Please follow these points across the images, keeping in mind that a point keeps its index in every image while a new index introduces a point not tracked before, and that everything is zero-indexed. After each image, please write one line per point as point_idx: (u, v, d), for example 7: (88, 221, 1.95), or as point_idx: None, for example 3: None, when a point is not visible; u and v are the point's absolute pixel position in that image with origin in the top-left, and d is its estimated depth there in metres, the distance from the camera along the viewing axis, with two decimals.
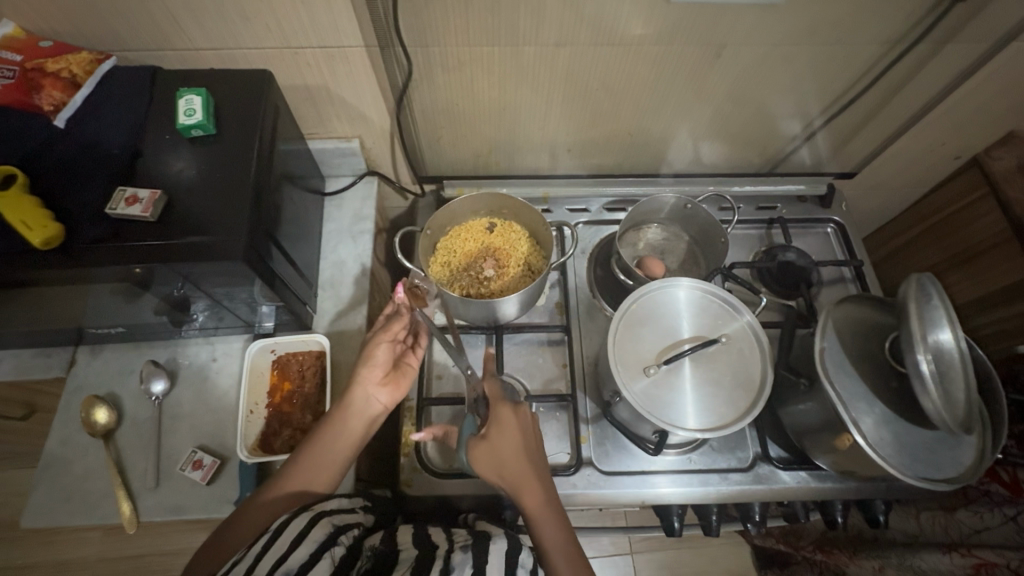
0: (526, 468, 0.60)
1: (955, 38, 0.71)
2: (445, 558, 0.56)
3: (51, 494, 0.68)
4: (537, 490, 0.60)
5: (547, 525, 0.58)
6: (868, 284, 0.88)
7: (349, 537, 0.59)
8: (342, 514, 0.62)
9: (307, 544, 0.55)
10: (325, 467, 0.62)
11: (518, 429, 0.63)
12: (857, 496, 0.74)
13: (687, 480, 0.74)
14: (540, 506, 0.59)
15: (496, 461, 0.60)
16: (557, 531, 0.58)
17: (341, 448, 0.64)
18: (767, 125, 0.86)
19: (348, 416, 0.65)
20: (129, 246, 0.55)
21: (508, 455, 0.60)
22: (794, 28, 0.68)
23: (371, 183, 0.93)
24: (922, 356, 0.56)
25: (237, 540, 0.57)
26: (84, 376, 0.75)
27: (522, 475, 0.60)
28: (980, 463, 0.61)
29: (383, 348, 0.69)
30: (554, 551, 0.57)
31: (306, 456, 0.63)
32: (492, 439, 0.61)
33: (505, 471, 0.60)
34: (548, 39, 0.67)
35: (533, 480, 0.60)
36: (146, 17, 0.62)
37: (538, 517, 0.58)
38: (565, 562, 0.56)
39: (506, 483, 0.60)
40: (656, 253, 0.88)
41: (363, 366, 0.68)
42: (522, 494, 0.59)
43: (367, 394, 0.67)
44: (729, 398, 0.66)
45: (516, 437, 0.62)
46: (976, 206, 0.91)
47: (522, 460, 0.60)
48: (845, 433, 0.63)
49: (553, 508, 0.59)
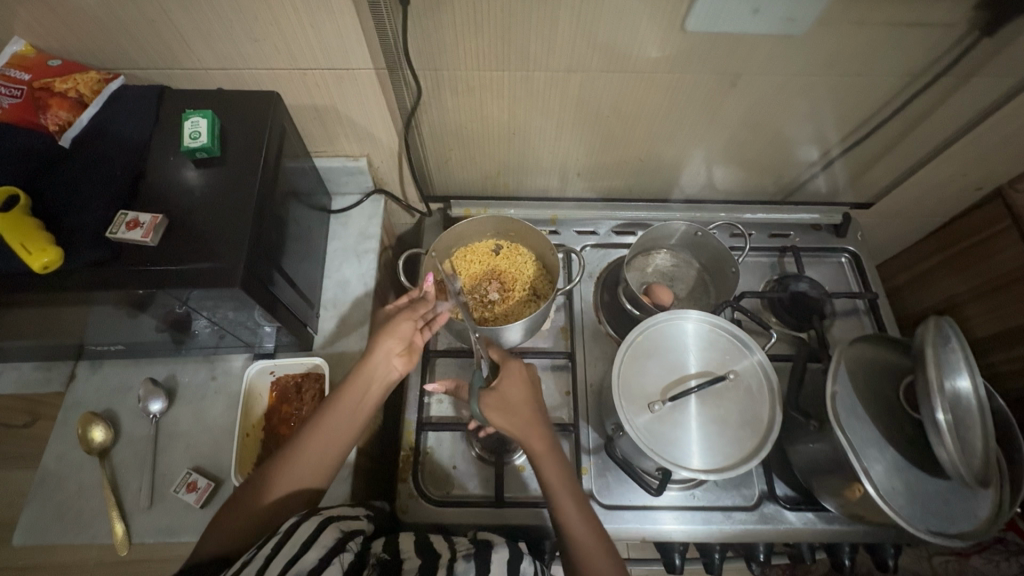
0: (535, 417, 0.62)
1: (980, 72, 0.69)
2: (448, 567, 0.55)
3: (46, 510, 0.68)
4: (543, 436, 0.62)
5: (553, 469, 0.61)
6: (883, 317, 0.86)
7: (356, 544, 0.56)
8: (347, 519, 0.59)
9: (318, 548, 0.52)
10: (337, 437, 0.62)
11: (525, 382, 0.65)
12: (866, 540, 0.72)
13: (689, 517, 0.72)
14: (545, 449, 0.61)
15: (507, 409, 0.62)
16: (561, 474, 0.61)
17: (354, 416, 0.63)
18: (783, 152, 0.84)
19: (364, 384, 0.65)
20: (127, 270, 0.54)
21: (517, 403, 0.63)
22: (812, 58, 0.66)
23: (378, 202, 0.92)
24: (938, 406, 0.54)
25: (254, 527, 0.56)
26: (83, 392, 0.75)
27: (532, 421, 0.62)
28: (997, 516, 0.58)
29: (411, 327, 0.70)
30: (560, 491, 0.60)
31: (316, 431, 0.61)
32: (501, 389, 0.63)
33: (515, 417, 0.62)
34: (560, 64, 0.66)
35: (540, 426, 0.62)
36: (155, 37, 0.62)
37: (543, 459, 0.61)
38: (570, 501, 0.59)
39: (516, 428, 0.61)
40: (665, 279, 0.86)
41: (387, 337, 0.68)
42: (528, 439, 0.61)
43: (386, 357, 0.68)
44: (736, 437, 0.64)
45: (524, 389, 0.65)
46: (998, 238, 0.88)
47: (530, 408, 0.63)
48: (857, 483, 0.61)
49: (557, 453, 0.62)
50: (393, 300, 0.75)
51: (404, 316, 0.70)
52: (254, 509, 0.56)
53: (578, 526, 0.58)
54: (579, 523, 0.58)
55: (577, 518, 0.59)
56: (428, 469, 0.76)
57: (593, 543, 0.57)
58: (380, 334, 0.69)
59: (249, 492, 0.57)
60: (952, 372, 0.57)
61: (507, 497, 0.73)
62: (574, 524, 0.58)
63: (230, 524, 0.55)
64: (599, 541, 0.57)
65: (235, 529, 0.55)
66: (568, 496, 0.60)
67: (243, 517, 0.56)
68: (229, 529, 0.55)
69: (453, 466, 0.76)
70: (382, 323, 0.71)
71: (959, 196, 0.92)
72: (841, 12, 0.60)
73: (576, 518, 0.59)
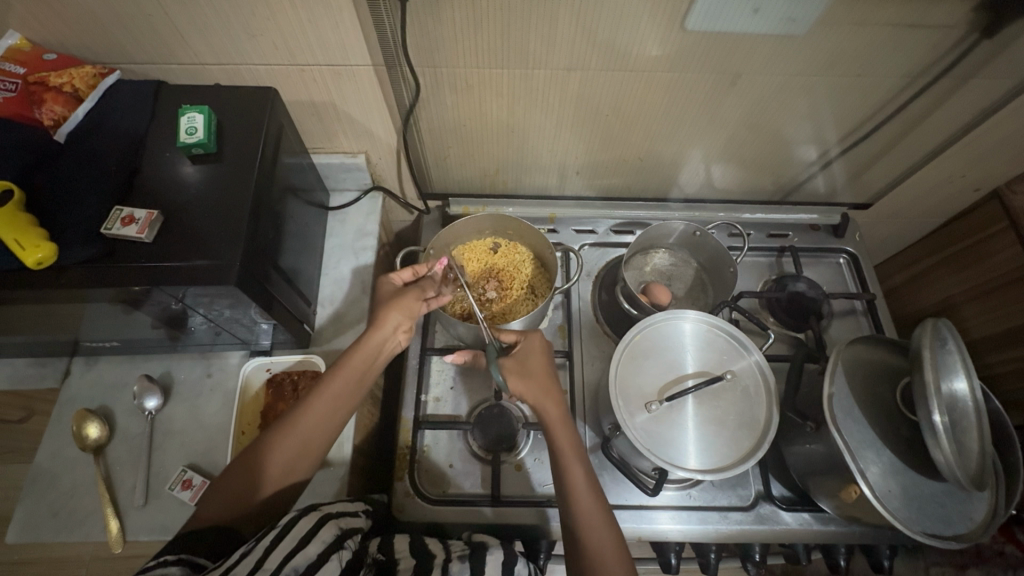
0: (552, 386, 0.65)
1: (979, 74, 0.68)
2: (443, 568, 0.55)
3: (38, 508, 0.68)
4: (557, 404, 0.64)
5: (565, 436, 0.62)
6: (880, 318, 0.86)
7: (354, 542, 0.56)
8: (347, 516, 0.59)
9: (318, 543, 0.51)
10: (344, 398, 0.62)
11: (543, 353, 0.68)
12: (861, 541, 0.71)
13: (686, 517, 0.71)
14: (558, 415, 0.63)
15: (524, 372, 0.65)
16: (571, 440, 0.62)
17: (365, 377, 0.65)
18: (782, 151, 0.84)
19: (373, 351, 0.66)
20: (121, 267, 0.54)
21: (535, 369, 0.66)
22: (813, 58, 0.66)
23: (376, 199, 0.92)
24: (935, 406, 0.53)
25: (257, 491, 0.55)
26: (78, 389, 0.75)
27: (548, 388, 0.64)
28: (992, 520, 0.58)
29: (418, 305, 0.70)
30: (568, 455, 0.60)
31: (329, 388, 0.62)
32: (520, 355, 0.67)
33: (533, 383, 0.65)
34: (559, 62, 0.65)
35: (555, 395, 0.64)
36: (150, 31, 0.62)
37: (555, 424, 0.62)
38: (580, 467, 0.60)
39: (531, 393, 0.64)
40: (663, 279, 0.86)
41: (395, 311, 0.68)
42: (543, 405, 0.63)
43: (393, 330, 0.68)
44: (732, 438, 0.64)
45: (543, 358, 0.67)
46: (995, 239, 0.87)
47: (548, 377, 0.66)
48: (852, 485, 0.62)
49: (567, 421, 0.63)
50: (396, 272, 0.74)
51: (413, 293, 0.70)
52: (262, 474, 0.56)
53: (585, 500, 0.58)
54: (586, 493, 0.58)
55: (582, 483, 0.59)
56: (424, 468, 0.75)
57: (596, 513, 0.57)
58: (388, 307, 0.68)
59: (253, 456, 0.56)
60: (948, 373, 0.57)
61: (502, 496, 0.73)
62: (578, 488, 0.58)
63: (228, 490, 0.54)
64: (601, 508, 0.58)
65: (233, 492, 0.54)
66: (577, 462, 0.60)
67: (248, 481, 0.55)
68: (230, 490, 0.54)
69: (448, 465, 0.75)
70: (388, 297, 0.70)
71: (957, 197, 0.92)
72: (842, 13, 0.60)
73: (583, 484, 0.59)
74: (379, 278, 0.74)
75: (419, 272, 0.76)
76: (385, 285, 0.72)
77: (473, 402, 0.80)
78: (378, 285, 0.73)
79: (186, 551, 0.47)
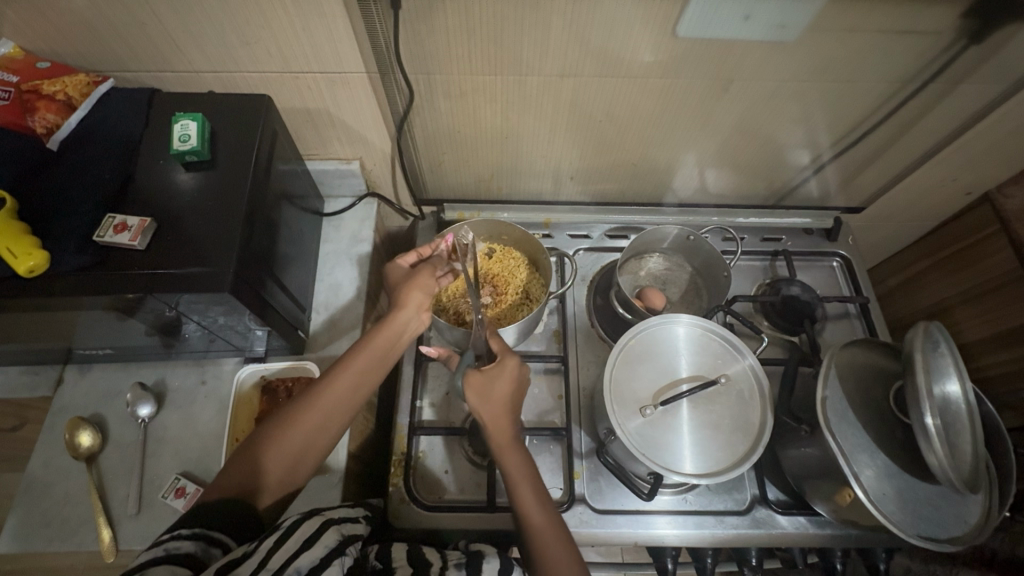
0: (506, 416, 0.62)
1: (967, 79, 0.69)
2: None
3: (30, 517, 0.68)
4: (508, 428, 0.61)
5: (512, 458, 0.60)
6: (873, 320, 0.86)
7: (355, 549, 0.55)
8: (347, 523, 0.57)
9: (320, 548, 0.51)
10: (364, 380, 0.62)
11: (513, 377, 0.63)
12: (856, 544, 0.71)
13: (683, 521, 0.71)
14: (506, 440, 0.61)
15: (484, 396, 0.61)
16: (520, 465, 0.60)
17: (384, 360, 0.65)
18: (776, 155, 0.84)
19: (394, 335, 0.66)
20: (114, 275, 0.54)
21: (495, 396, 0.62)
22: (803, 65, 0.67)
23: (371, 206, 0.92)
24: (927, 411, 0.54)
25: (277, 466, 0.55)
26: (71, 397, 0.75)
27: (501, 415, 0.61)
28: (987, 521, 0.59)
29: (433, 281, 0.71)
30: (518, 481, 0.59)
31: (348, 369, 0.62)
32: (487, 373, 0.62)
33: (488, 407, 0.61)
34: (552, 69, 0.66)
35: (508, 421, 0.61)
36: (145, 39, 0.62)
37: (503, 450, 0.60)
38: (529, 490, 0.59)
39: (487, 419, 0.61)
40: (657, 283, 0.86)
41: (416, 289, 0.69)
42: (494, 429, 0.61)
43: (415, 309, 0.68)
44: (727, 442, 0.64)
45: (511, 385, 0.63)
46: (988, 242, 0.88)
47: (506, 404, 0.62)
48: (846, 489, 0.62)
49: (518, 444, 0.61)
50: (403, 256, 0.75)
51: (427, 271, 0.71)
52: (284, 447, 0.56)
53: (545, 534, 0.56)
54: (546, 526, 0.57)
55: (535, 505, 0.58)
56: (419, 475, 0.75)
57: (557, 545, 0.56)
58: (409, 286, 0.69)
59: (274, 428, 0.57)
60: (941, 376, 0.57)
61: (499, 502, 0.72)
62: (528, 508, 0.58)
63: (246, 464, 0.54)
64: (557, 534, 0.56)
65: (252, 464, 0.55)
66: (528, 486, 0.59)
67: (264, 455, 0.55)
68: (249, 466, 0.54)
69: (443, 471, 0.75)
70: (402, 279, 0.71)
71: (949, 201, 0.93)
72: (831, 20, 0.61)
73: (534, 507, 0.58)
74: (386, 265, 0.75)
75: (424, 254, 0.77)
76: (396, 270, 0.73)
77: (468, 408, 0.80)
78: (389, 270, 0.73)
79: (203, 526, 0.49)
